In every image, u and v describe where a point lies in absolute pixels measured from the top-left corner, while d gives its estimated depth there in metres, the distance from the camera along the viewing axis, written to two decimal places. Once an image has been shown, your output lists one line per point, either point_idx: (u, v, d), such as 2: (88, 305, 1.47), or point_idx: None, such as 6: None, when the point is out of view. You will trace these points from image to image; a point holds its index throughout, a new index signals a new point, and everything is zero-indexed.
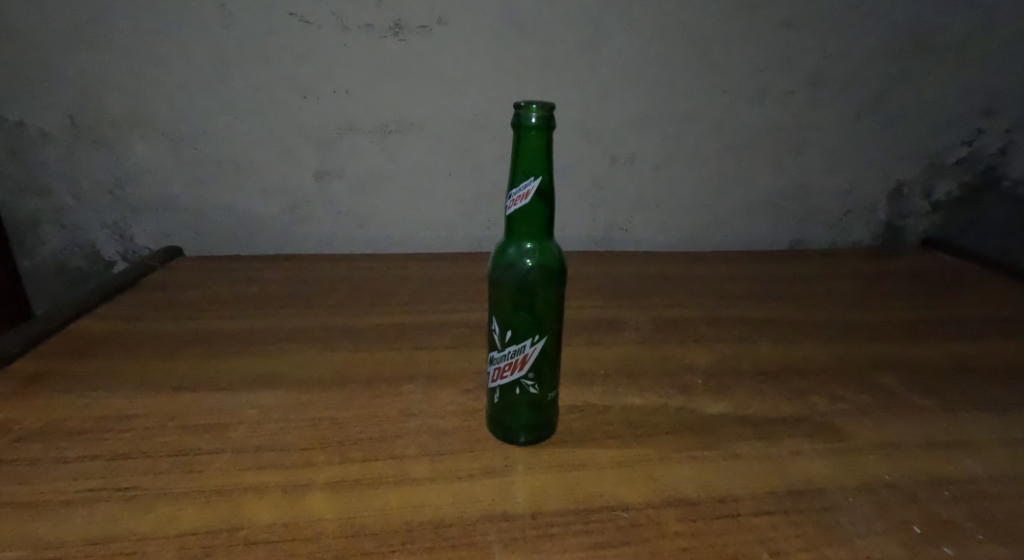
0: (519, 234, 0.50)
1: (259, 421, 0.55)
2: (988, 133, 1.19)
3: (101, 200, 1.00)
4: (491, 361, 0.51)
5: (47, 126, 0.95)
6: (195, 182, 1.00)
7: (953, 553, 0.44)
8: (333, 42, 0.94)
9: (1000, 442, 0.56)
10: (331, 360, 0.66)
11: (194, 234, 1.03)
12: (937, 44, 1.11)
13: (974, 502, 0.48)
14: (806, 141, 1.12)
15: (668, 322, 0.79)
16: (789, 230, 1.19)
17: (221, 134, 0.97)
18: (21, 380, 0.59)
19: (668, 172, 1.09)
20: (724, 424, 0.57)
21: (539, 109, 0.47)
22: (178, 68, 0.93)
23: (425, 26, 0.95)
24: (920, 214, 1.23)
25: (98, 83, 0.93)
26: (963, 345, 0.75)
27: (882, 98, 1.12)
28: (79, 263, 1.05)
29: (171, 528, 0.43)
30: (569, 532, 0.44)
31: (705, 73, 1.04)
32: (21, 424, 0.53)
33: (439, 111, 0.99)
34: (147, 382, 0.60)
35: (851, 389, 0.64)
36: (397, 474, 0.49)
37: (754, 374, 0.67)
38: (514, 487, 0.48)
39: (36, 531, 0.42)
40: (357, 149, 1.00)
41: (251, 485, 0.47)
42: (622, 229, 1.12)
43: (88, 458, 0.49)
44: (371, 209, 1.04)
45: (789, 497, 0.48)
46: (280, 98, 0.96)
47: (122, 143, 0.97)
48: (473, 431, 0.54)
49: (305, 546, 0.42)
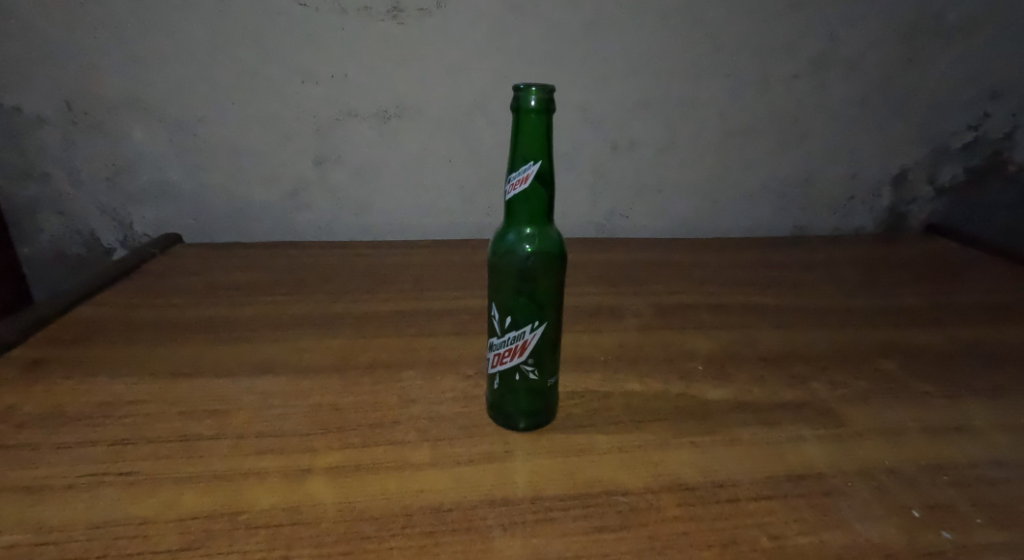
0: (519, 220, 0.50)
1: (259, 407, 0.55)
2: (995, 117, 1.17)
3: (100, 187, 1.01)
4: (491, 347, 0.51)
5: (40, 110, 0.95)
6: (194, 168, 1.00)
7: (952, 537, 0.43)
8: (330, 26, 0.93)
9: (1003, 426, 0.56)
10: (331, 346, 0.66)
11: (193, 221, 1.03)
12: (948, 24, 1.08)
13: (974, 486, 0.48)
14: (812, 124, 1.10)
15: (669, 308, 0.79)
16: (791, 216, 1.17)
17: (220, 119, 0.97)
18: (20, 367, 0.60)
19: (671, 156, 1.08)
20: (724, 409, 0.57)
21: (539, 91, 0.46)
22: (175, 53, 0.93)
23: (424, 8, 0.94)
24: (924, 199, 1.21)
25: (95, 69, 0.93)
26: (967, 330, 0.74)
27: (891, 79, 1.10)
28: (79, 250, 1.06)
29: (172, 512, 0.43)
30: (569, 517, 0.44)
31: (710, 53, 1.02)
32: (21, 410, 0.53)
33: (439, 96, 0.99)
34: (148, 369, 0.61)
35: (852, 375, 0.64)
36: (397, 459, 0.49)
37: (755, 359, 0.66)
38: (515, 472, 0.48)
39: (40, 514, 0.43)
40: (356, 135, 1.00)
41: (251, 470, 0.47)
42: (622, 215, 1.11)
43: (88, 444, 0.49)
44: (370, 196, 1.04)
45: (789, 482, 0.48)
46: (279, 83, 0.96)
47: (117, 128, 0.97)
48: (474, 417, 0.55)
49: (305, 530, 0.42)
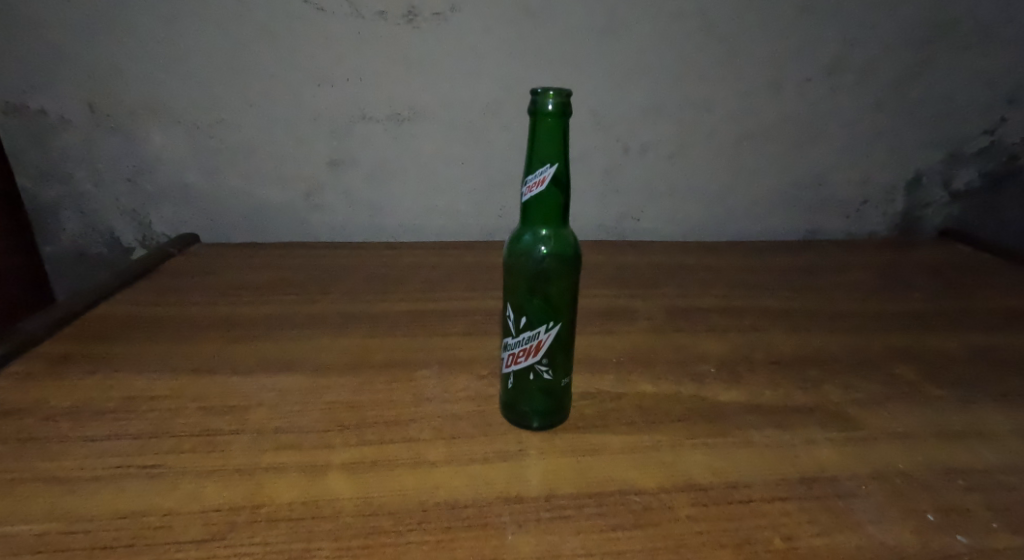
0: (535, 221, 0.50)
1: (277, 404, 0.56)
2: (1013, 122, 1.16)
3: (119, 187, 1.03)
4: (505, 347, 0.52)
5: (63, 112, 0.97)
6: (212, 170, 1.02)
7: (966, 541, 0.44)
8: (347, 29, 0.94)
9: (1017, 432, 0.56)
10: (347, 346, 0.67)
11: (210, 220, 1.05)
12: (963, 31, 1.08)
13: (989, 491, 0.48)
14: (825, 128, 1.10)
15: (681, 311, 0.79)
16: (804, 219, 1.17)
17: (237, 122, 0.99)
18: (46, 362, 0.61)
19: (683, 160, 1.08)
20: (737, 412, 0.57)
21: (556, 95, 0.47)
22: (193, 55, 0.95)
23: (438, 12, 0.95)
24: (939, 204, 1.20)
25: (115, 72, 0.95)
26: (982, 336, 0.74)
27: (905, 84, 1.10)
28: (99, 248, 1.07)
29: (195, 504, 0.44)
30: (582, 515, 0.45)
31: (724, 57, 1.02)
32: (48, 403, 0.55)
33: (453, 98, 1.00)
34: (169, 365, 0.62)
35: (865, 379, 0.64)
36: (413, 456, 0.50)
37: (768, 362, 0.67)
38: (528, 471, 0.49)
39: (69, 504, 0.44)
40: (370, 137, 1.01)
41: (270, 465, 0.48)
42: (634, 218, 1.11)
43: (114, 437, 0.51)
44: (384, 198, 1.05)
45: (802, 483, 0.48)
46: (294, 86, 0.97)
47: (137, 130, 0.99)
48: (488, 416, 0.55)
49: (324, 524, 0.43)
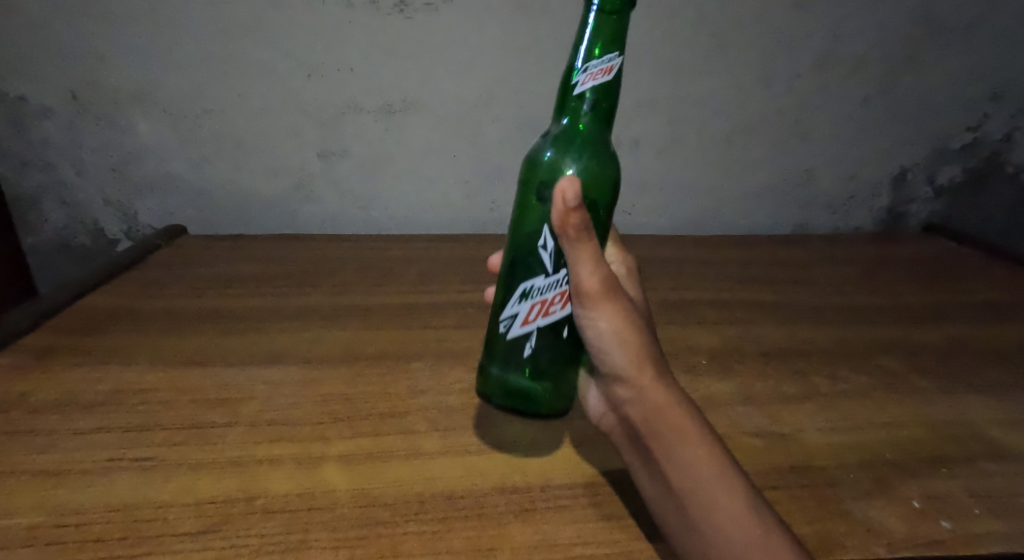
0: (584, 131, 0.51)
1: (270, 396, 0.56)
2: (996, 118, 1.19)
3: (104, 177, 1.01)
4: (535, 292, 0.48)
5: (44, 100, 0.95)
6: (199, 160, 1.00)
7: (951, 526, 0.45)
8: (336, 20, 0.94)
9: (999, 422, 0.57)
10: (340, 338, 0.67)
11: (197, 212, 1.04)
12: (948, 28, 1.09)
13: (972, 479, 0.50)
14: (813, 124, 1.12)
15: (673, 303, 0.79)
16: (792, 214, 1.18)
17: (225, 112, 0.97)
18: (32, 355, 0.61)
19: (673, 154, 1.09)
20: (728, 403, 0.58)
21: None
22: (179, 43, 0.93)
23: (430, 2, 0.94)
24: (923, 200, 1.22)
25: (99, 59, 0.93)
26: (965, 328, 0.75)
27: (891, 81, 1.11)
28: (83, 240, 1.06)
29: (190, 496, 0.44)
30: (577, 504, 0.46)
31: (715, 52, 1.03)
32: (35, 396, 0.54)
33: (445, 90, 0.99)
34: (160, 357, 0.61)
35: (853, 370, 0.65)
36: (408, 447, 0.50)
37: (758, 354, 0.67)
38: (524, 461, 0.49)
39: (59, 498, 0.43)
40: (361, 128, 1.00)
41: (265, 457, 0.48)
42: (625, 213, 1.11)
43: (103, 430, 0.50)
44: (375, 190, 1.04)
45: (793, 472, 0.49)
46: (285, 76, 0.96)
47: (122, 119, 0.97)
48: (481, 408, 0.56)
49: (321, 515, 0.43)
